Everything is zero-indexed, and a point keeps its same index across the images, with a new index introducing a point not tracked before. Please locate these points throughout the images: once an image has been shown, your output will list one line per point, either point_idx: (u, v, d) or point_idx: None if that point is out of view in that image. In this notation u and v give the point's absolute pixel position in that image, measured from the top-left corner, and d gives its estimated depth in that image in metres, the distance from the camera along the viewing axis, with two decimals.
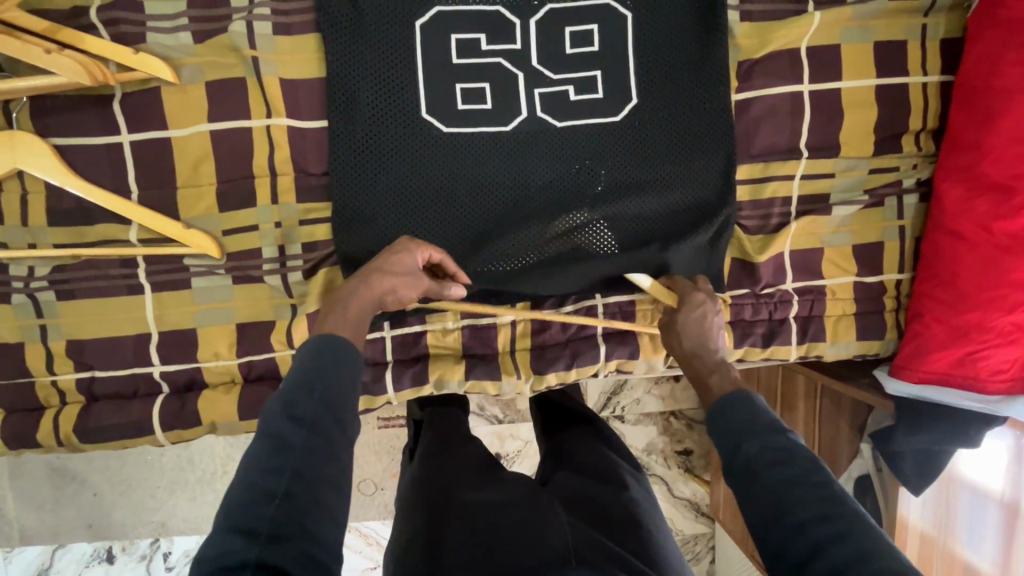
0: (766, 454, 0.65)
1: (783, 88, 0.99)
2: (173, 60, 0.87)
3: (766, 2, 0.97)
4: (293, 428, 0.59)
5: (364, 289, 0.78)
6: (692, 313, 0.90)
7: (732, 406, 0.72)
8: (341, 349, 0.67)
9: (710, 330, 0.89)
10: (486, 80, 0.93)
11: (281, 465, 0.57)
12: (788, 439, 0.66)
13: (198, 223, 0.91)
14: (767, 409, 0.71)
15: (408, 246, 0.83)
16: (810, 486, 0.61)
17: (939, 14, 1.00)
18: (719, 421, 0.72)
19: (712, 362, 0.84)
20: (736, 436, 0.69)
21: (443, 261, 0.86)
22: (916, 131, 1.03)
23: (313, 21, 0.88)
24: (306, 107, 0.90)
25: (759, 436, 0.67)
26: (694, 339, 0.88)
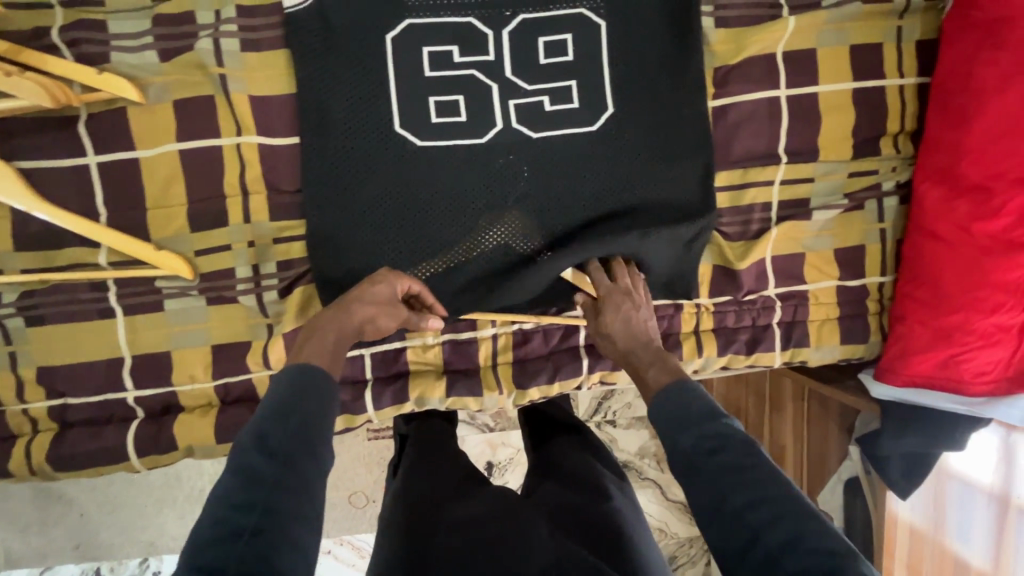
0: (703, 442, 0.67)
1: (760, 94, 0.98)
2: (139, 79, 0.85)
3: (740, 8, 0.97)
4: (264, 460, 0.60)
5: (345, 317, 0.79)
6: (616, 305, 0.88)
7: (671, 395, 0.73)
8: (315, 378, 0.68)
9: (637, 322, 0.87)
10: (460, 93, 0.91)
11: (251, 500, 0.57)
12: (727, 426, 0.68)
13: (170, 245, 0.89)
14: (705, 393, 0.72)
15: (386, 276, 0.86)
16: (750, 475, 0.63)
17: (915, 16, 1.00)
18: (661, 413, 0.72)
19: (646, 353, 0.83)
20: (676, 426, 0.70)
21: (421, 291, 0.89)
22: (894, 134, 1.02)
23: (282, 36, 0.87)
24: (277, 124, 0.88)
25: (698, 425, 0.68)
26: (626, 338, 0.86)
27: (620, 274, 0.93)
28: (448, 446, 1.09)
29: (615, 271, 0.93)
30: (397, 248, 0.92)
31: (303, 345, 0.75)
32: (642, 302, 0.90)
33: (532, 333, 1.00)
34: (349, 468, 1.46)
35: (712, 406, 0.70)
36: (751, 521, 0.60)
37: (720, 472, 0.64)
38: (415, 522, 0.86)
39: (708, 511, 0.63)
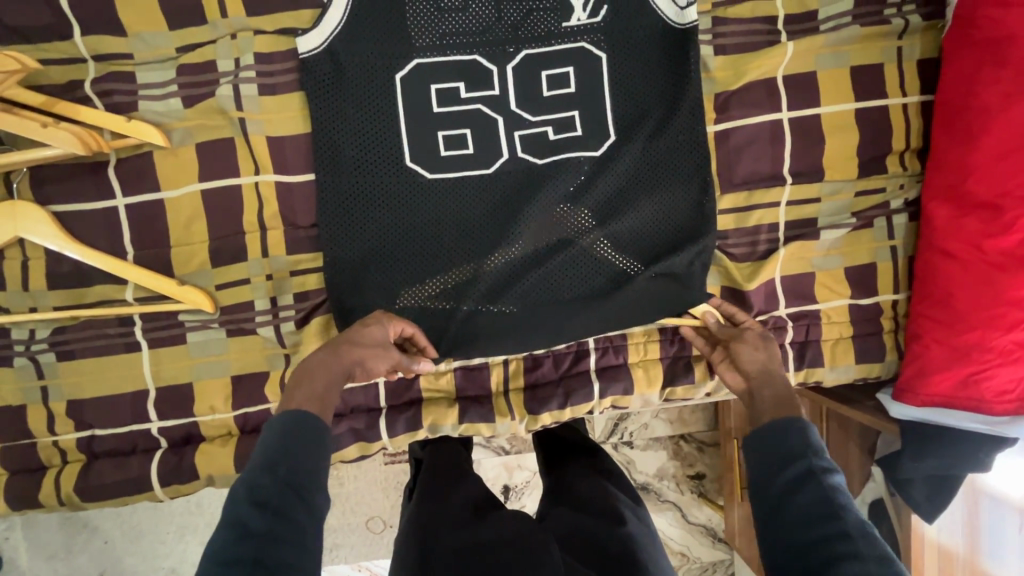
0: (791, 476, 0.69)
1: (762, 117, 1.00)
2: (164, 125, 0.90)
3: (738, 35, 0.99)
4: (259, 512, 0.61)
5: (333, 355, 0.81)
6: (749, 344, 0.90)
7: (779, 425, 0.74)
8: (302, 428, 0.68)
9: (772, 361, 0.87)
10: (467, 126, 0.95)
11: (239, 555, 0.59)
12: (821, 461, 0.69)
13: (192, 280, 0.93)
14: (812, 429, 0.73)
15: (381, 319, 0.89)
16: (834, 510, 0.65)
17: (914, 37, 1.01)
18: (764, 440, 0.74)
19: (772, 381, 0.83)
20: (764, 458, 0.73)
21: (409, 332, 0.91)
22: (900, 151, 1.03)
23: (297, 79, 0.91)
24: (292, 162, 0.92)
25: (791, 456, 0.71)
26: (756, 366, 0.87)
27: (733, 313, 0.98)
28: (464, 469, 1.09)
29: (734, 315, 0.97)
30: (409, 277, 0.95)
31: (296, 386, 0.76)
32: (755, 339, 0.91)
33: (542, 357, 1.01)
34: (368, 492, 1.46)
35: (810, 440, 0.72)
36: (839, 548, 0.62)
37: (817, 504, 0.66)
38: (429, 541, 0.87)
39: (806, 536, 0.64)
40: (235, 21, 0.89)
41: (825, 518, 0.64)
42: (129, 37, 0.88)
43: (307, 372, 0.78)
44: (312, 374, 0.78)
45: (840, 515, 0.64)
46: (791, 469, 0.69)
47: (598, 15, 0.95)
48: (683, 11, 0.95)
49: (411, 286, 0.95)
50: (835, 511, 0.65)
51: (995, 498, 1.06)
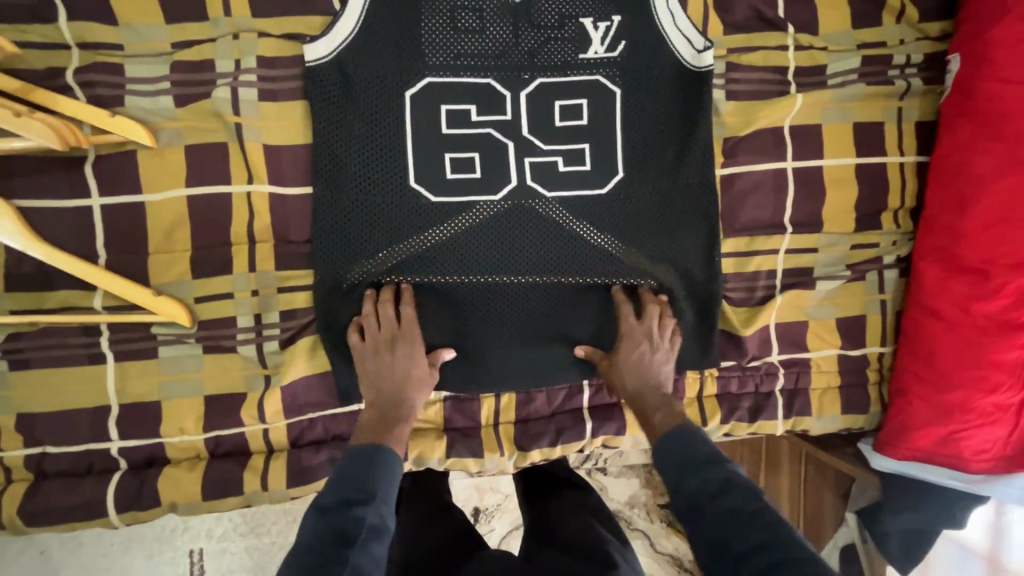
0: (710, 484, 0.73)
1: (768, 166, 1.01)
2: (151, 123, 0.84)
3: (749, 83, 0.99)
4: (351, 518, 0.69)
5: (394, 385, 0.87)
6: (630, 355, 0.93)
7: (676, 438, 0.81)
8: (381, 450, 0.78)
9: (641, 376, 0.93)
10: (475, 150, 0.92)
11: (335, 557, 0.65)
12: (731, 468, 0.75)
13: (169, 290, 0.87)
14: (708, 438, 0.81)
15: (397, 332, 0.89)
16: (748, 517, 0.68)
17: (914, 99, 1.04)
18: (671, 452, 0.80)
19: (657, 399, 0.91)
20: (680, 470, 0.78)
21: (363, 318, 0.89)
22: (895, 209, 1.05)
23: (301, 88, 0.87)
24: (289, 173, 0.88)
25: (703, 465, 0.76)
26: (639, 385, 0.92)
27: (650, 314, 0.95)
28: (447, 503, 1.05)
29: (645, 310, 0.96)
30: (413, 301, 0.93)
31: (380, 425, 0.84)
32: (662, 344, 0.95)
33: (536, 392, 0.98)
34: None
35: (712, 448, 0.79)
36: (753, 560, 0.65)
37: (731, 510, 0.70)
38: None
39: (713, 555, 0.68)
40: (239, 21, 0.84)
41: (743, 524, 0.68)
42: (120, 28, 0.82)
43: (384, 408, 0.86)
44: (386, 412, 0.86)
45: (753, 518, 0.68)
46: (701, 475, 0.75)
47: (615, 49, 0.94)
48: (701, 54, 0.95)
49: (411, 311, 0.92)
50: (748, 515, 0.68)
51: (965, 546, 1.10)
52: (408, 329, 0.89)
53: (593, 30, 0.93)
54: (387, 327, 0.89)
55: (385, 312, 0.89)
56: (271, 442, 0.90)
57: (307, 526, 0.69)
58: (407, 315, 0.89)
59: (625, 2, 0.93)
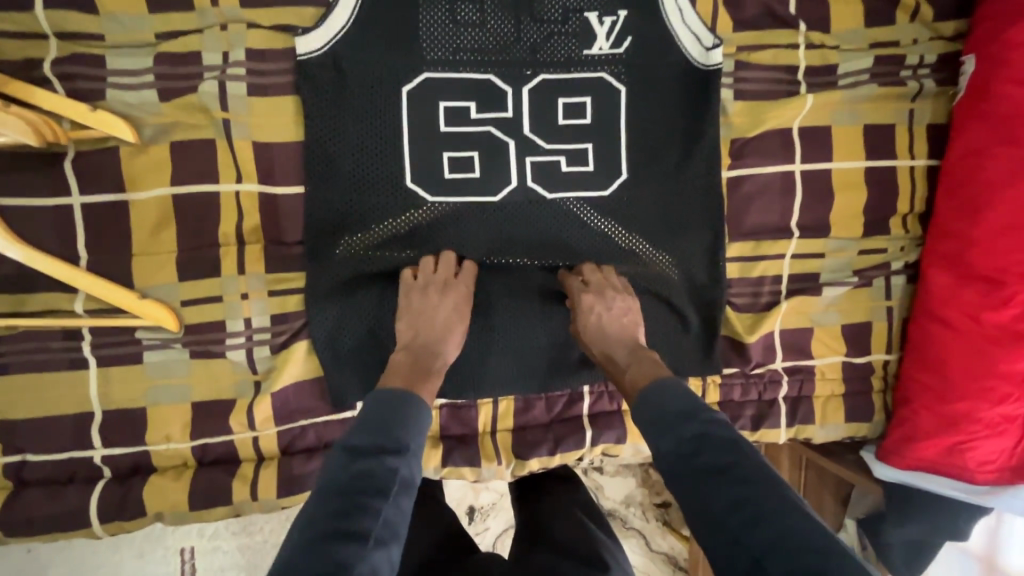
0: (688, 441, 0.67)
1: (776, 169, 0.98)
2: (134, 118, 0.80)
3: (759, 82, 0.96)
4: (382, 466, 0.64)
5: (434, 332, 0.84)
6: (589, 316, 0.86)
7: (657, 388, 0.73)
8: (413, 400, 0.72)
9: (609, 328, 0.86)
10: (475, 149, 0.89)
11: (363, 506, 0.61)
12: (712, 419, 0.68)
13: (154, 293, 0.83)
14: (684, 388, 0.73)
15: (452, 278, 0.87)
16: (730, 475, 0.62)
17: (926, 101, 1.01)
18: (647, 407, 0.72)
19: (624, 356, 0.83)
20: (655, 423, 0.71)
21: (422, 261, 0.87)
22: (904, 214, 1.02)
23: (292, 82, 0.83)
24: (280, 172, 0.84)
25: (681, 418, 0.69)
26: (603, 344, 0.85)
27: (592, 272, 0.91)
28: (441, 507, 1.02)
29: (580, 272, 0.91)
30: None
31: (412, 371, 0.79)
32: (614, 296, 0.88)
33: (535, 399, 0.96)
34: None
35: (689, 398, 0.71)
36: (733, 523, 0.60)
37: (710, 468, 0.64)
38: None
39: (693, 520, 0.63)
40: (227, 11, 0.80)
41: (723, 483, 0.62)
42: (101, 16, 0.78)
43: (419, 354, 0.82)
44: (421, 358, 0.81)
45: (732, 473, 0.63)
46: (683, 429, 0.68)
47: (621, 46, 0.90)
48: (709, 52, 0.92)
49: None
50: (728, 471, 0.63)
51: (964, 553, 1.10)
52: (464, 279, 0.87)
53: (598, 25, 0.89)
54: (443, 274, 0.87)
55: (445, 259, 0.88)
56: (260, 450, 0.88)
57: (330, 467, 0.64)
58: (467, 265, 0.89)
59: None
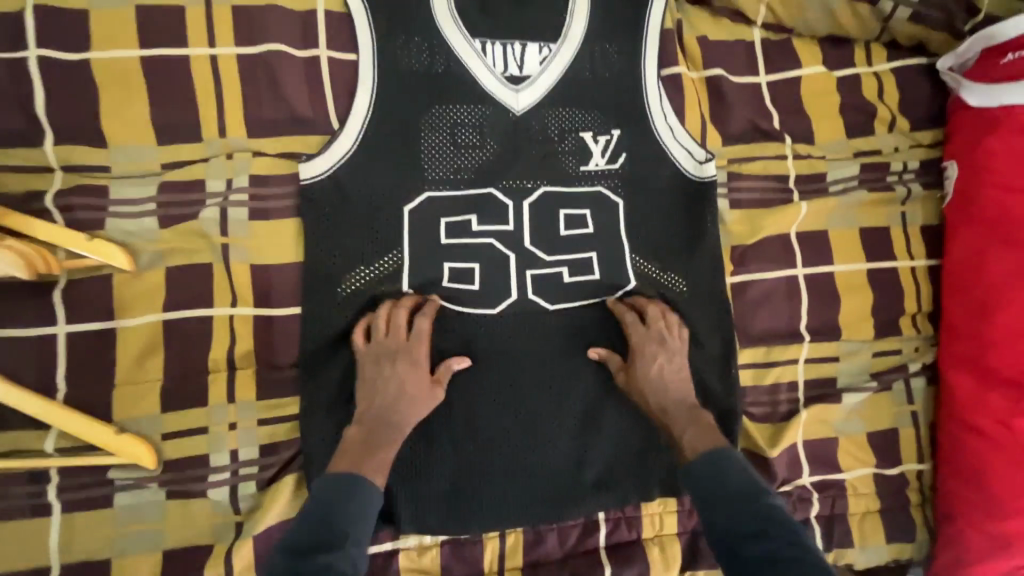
0: (750, 526, 0.65)
1: (778, 274, 0.97)
2: (131, 246, 0.79)
3: (752, 191, 0.98)
4: (319, 563, 0.62)
5: (388, 401, 0.78)
6: (648, 369, 0.84)
7: (709, 459, 0.73)
8: (356, 485, 0.71)
9: (665, 382, 0.84)
10: (477, 262, 0.88)
11: None
12: (772, 504, 0.68)
13: (133, 427, 0.77)
14: (746, 466, 0.73)
15: (404, 342, 0.80)
16: (790, 561, 0.61)
17: (916, 204, 1.03)
18: (702, 480, 0.72)
19: (681, 415, 0.82)
20: (711, 499, 0.70)
21: (374, 321, 0.81)
22: (913, 314, 1.01)
23: (295, 206, 0.84)
24: (277, 293, 0.82)
25: (740, 500, 0.68)
26: (662, 397, 0.83)
27: (654, 318, 0.88)
28: None
29: (646, 313, 0.88)
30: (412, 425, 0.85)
31: (363, 449, 0.75)
32: (676, 349, 0.87)
33: (546, 531, 0.89)
34: None
35: (752, 478, 0.71)
36: None
37: (774, 556, 0.62)
38: None
39: None
40: (234, 141, 0.83)
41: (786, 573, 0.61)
42: (109, 150, 0.80)
43: (376, 426, 0.77)
44: (377, 431, 0.77)
45: (798, 561, 0.61)
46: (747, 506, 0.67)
47: (617, 160, 0.93)
48: (702, 165, 0.94)
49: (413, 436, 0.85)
50: (795, 557, 0.62)
51: None
52: (416, 343, 0.80)
53: (594, 143, 0.93)
54: (395, 335, 0.80)
55: (397, 319, 0.81)
56: None
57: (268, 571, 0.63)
58: (420, 326, 0.82)
59: (625, 116, 0.93)
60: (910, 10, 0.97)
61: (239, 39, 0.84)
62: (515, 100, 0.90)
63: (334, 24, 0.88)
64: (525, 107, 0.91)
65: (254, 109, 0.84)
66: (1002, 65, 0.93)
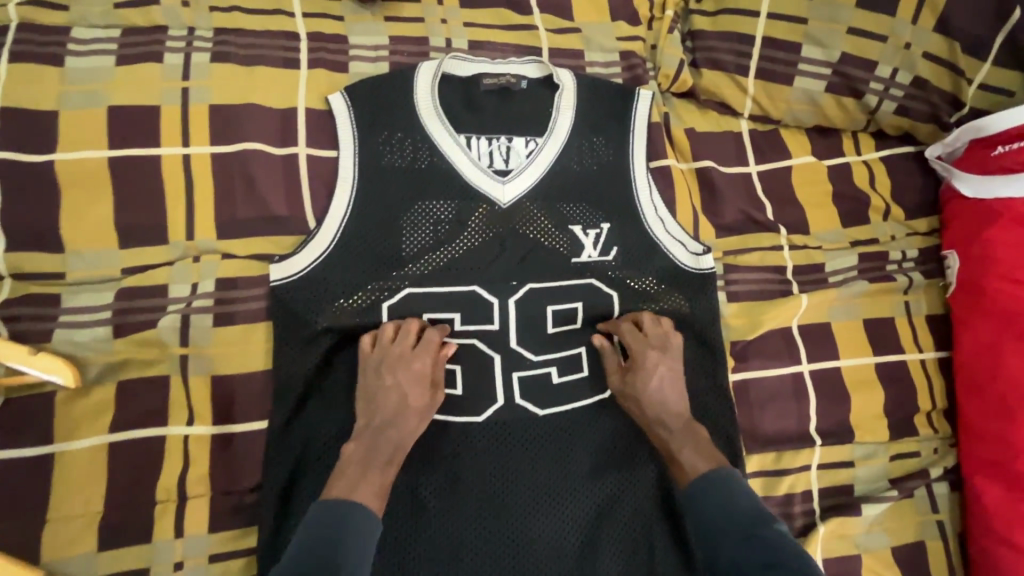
0: (754, 553, 0.62)
1: (782, 370, 0.91)
2: (79, 358, 0.72)
3: (750, 283, 0.94)
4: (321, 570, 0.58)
5: (390, 415, 0.73)
6: (647, 378, 0.82)
7: (711, 487, 0.72)
8: (351, 513, 0.65)
9: (662, 392, 0.81)
10: (460, 365, 0.82)
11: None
12: (777, 532, 0.64)
13: (64, 569, 0.68)
14: (752, 493, 0.70)
15: (410, 353, 0.76)
16: None
17: (919, 293, 0.99)
18: (704, 504, 0.71)
19: (677, 429, 0.79)
20: (716, 524, 0.68)
21: (381, 330, 0.78)
22: (928, 410, 0.94)
23: (263, 308, 0.78)
24: (241, 407, 0.75)
25: (744, 529, 0.65)
26: (659, 409, 0.80)
27: (650, 325, 0.85)
28: None
29: (642, 321, 0.86)
30: (382, 549, 0.77)
31: (361, 466, 0.70)
32: (676, 358, 0.85)
33: None
34: None
35: (757, 503, 0.68)
36: None
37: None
38: None
39: None
40: (201, 243, 0.78)
41: None
42: (65, 255, 0.75)
43: (375, 443, 0.72)
44: (379, 445, 0.72)
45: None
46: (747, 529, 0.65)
47: (609, 254, 0.89)
48: (699, 257, 0.91)
49: (382, 565, 0.76)
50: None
51: None
52: (421, 352, 0.77)
53: (584, 236, 0.88)
54: (402, 344, 0.77)
55: (406, 329, 0.78)
56: None
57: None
58: (429, 336, 0.78)
59: (614, 209, 0.90)
60: (895, 103, 0.95)
61: (215, 137, 0.81)
62: (502, 191, 0.87)
63: (315, 121, 0.86)
64: (512, 198, 0.87)
65: (225, 209, 0.79)
66: (994, 158, 0.91)
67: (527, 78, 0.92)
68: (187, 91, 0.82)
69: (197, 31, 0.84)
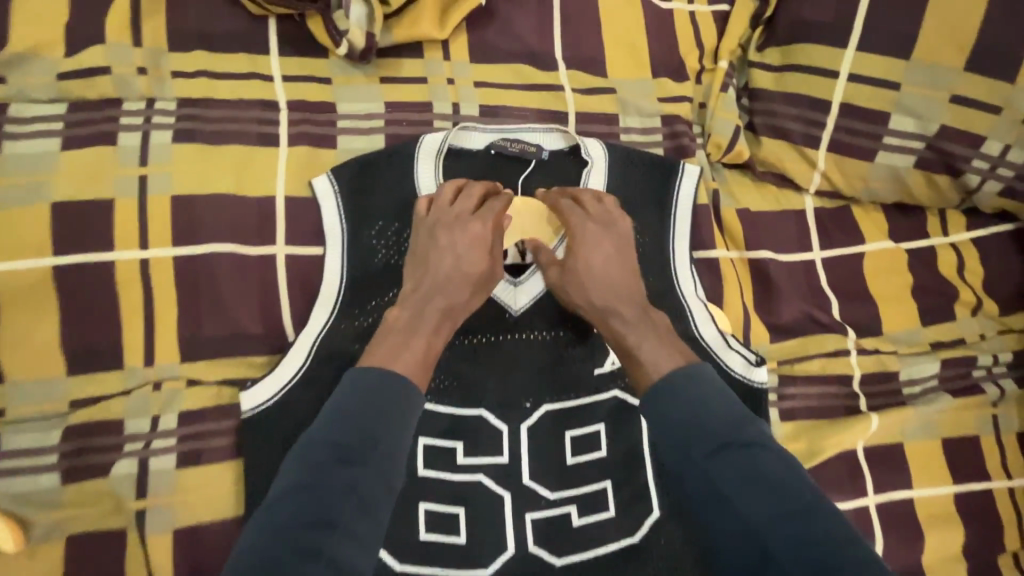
0: (748, 465, 0.52)
1: (844, 505, 0.77)
2: (23, 511, 0.63)
3: (809, 397, 0.80)
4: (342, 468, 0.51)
5: (442, 276, 0.66)
6: (593, 261, 0.69)
7: (683, 385, 0.59)
8: (393, 380, 0.57)
9: (612, 280, 0.69)
10: (463, 506, 0.70)
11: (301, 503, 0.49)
12: (762, 433, 0.56)
13: None
14: (721, 389, 0.59)
15: (468, 215, 0.68)
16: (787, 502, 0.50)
17: (1011, 405, 0.83)
18: (671, 406, 0.58)
19: (633, 322, 0.66)
20: (693, 439, 0.55)
21: (440, 192, 0.70)
22: (1016, 551, 0.80)
23: (233, 444, 0.67)
24: (207, 568, 0.64)
25: (730, 439, 0.54)
26: (607, 297, 0.67)
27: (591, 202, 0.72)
28: None
29: (582, 197, 0.72)
30: None
31: (406, 332, 0.64)
32: (624, 234, 0.72)
33: None
34: None
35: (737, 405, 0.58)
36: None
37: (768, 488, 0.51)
38: None
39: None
40: (162, 368, 0.66)
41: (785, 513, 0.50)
42: (6, 386, 0.64)
43: (421, 312, 0.65)
44: (420, 315, 0.65)
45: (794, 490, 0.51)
46: (737, 443, 0.54)
47: None
48: (753, 366, 0.73)
49: None
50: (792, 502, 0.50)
51: None
52: (481, 222, 0.68)
53: None
54: (463, 203, 0.69)
55: (469, 192, 0.70)
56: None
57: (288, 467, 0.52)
58: (493, 205, 0.69)
59: None
60: (1001, 184, 0.77)
61: (175, 237, 0.68)
62: (513, 296, 0.73)
63: (296, 211, 0.72)
64: (525, 304, 0.73)
65: (188, 326, 0.67)
66: None
67: (548, 148, 0.76)
68: (144, 180, 0.69)
69: (158, 103, 0.71)
